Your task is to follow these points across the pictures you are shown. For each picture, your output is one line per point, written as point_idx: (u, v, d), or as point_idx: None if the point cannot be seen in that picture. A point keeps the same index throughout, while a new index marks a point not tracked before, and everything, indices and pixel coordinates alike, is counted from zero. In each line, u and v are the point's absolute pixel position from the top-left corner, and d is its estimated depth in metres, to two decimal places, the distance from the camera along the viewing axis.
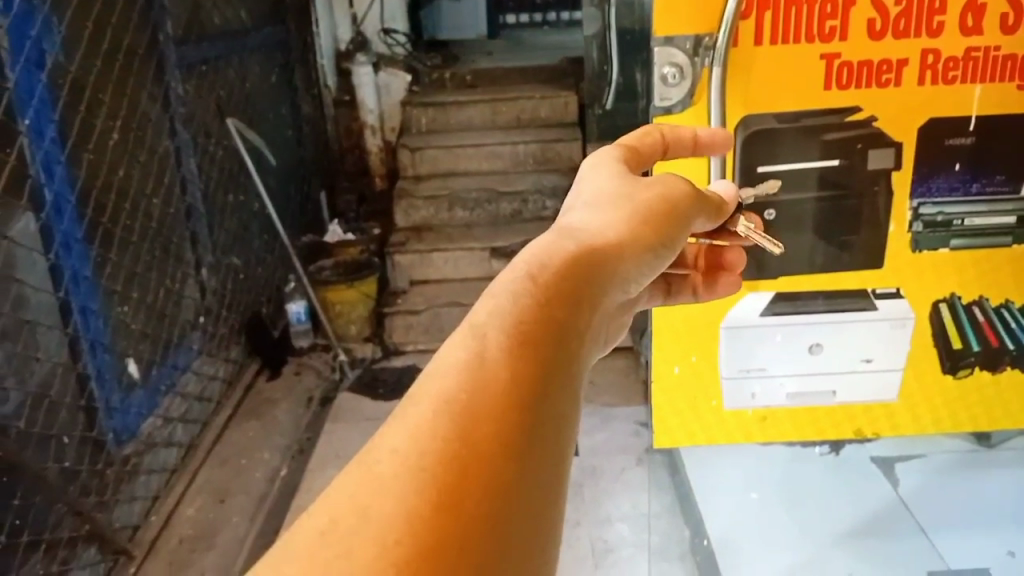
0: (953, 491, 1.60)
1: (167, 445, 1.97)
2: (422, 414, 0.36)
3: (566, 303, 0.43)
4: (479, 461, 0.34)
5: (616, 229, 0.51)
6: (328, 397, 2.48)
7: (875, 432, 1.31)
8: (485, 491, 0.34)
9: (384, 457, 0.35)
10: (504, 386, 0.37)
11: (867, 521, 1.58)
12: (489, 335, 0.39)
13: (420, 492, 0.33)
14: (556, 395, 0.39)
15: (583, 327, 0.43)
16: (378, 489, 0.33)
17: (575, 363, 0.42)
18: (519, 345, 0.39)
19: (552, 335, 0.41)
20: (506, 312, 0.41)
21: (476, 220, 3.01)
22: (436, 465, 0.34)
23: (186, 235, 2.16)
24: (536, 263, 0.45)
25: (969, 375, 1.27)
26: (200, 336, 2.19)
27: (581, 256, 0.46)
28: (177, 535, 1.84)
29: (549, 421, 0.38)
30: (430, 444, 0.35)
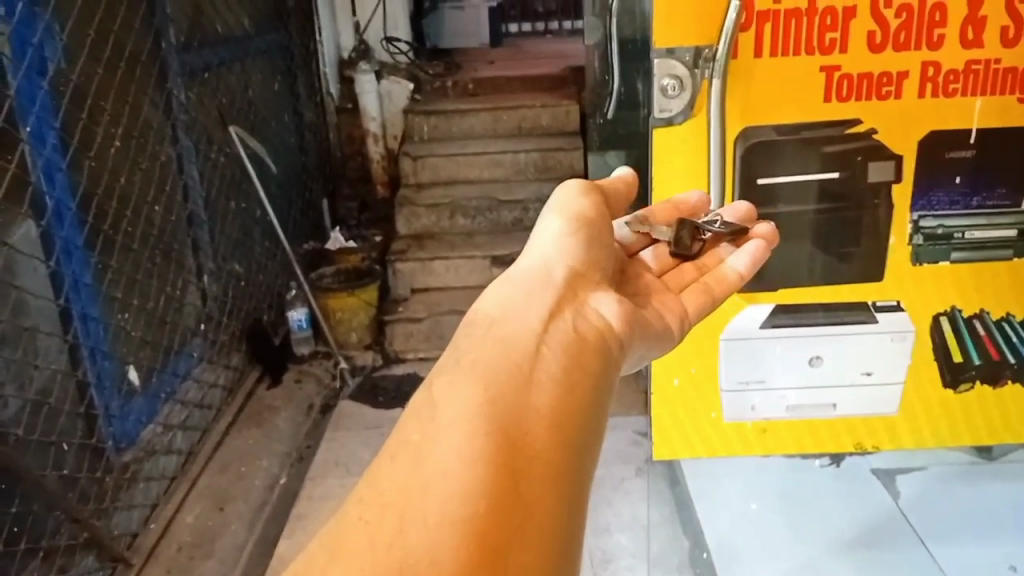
0: (955, 504, 1.60)
1: (166, 452, 1.97)
2: (397, 457, 0.56)
3: (500, 336, 0.67)
4: (438, 466, 0.54)
5: (515, 315, 0.70)
6: (328, 405, 2.48)
7: (875, 445, 1.31)
8: (444, 485, 0.53)
9: (366, 492, 0.54)
10: (438, 445, 0.56)
11: (867, 534, 1.56)
12: (440, 383, 0.62)
13: (387, 520, 0.51)
14: (487, 439, 0.56)
15: (507, 387, 0.61)
16: (358, 526, 0.51)
17: (518, 376, 0.63)
18: (445, 416, 0.58)
19: (488, 370, 0.63)
20: (457, 364, 0.64)
21: (477, 228, 3.01)
22: (407, 481, 0.53)
23: (188, 242, 2.17)
24: (460, 364, 0.64)
25: (969, 389, 1.26)
26: (201, 343, 2.19)
27: (493, 345, 0.66)
28: (177, 542, 1.83)
29: (485, 455, 0.55)
30: (396, 485, 0.53)
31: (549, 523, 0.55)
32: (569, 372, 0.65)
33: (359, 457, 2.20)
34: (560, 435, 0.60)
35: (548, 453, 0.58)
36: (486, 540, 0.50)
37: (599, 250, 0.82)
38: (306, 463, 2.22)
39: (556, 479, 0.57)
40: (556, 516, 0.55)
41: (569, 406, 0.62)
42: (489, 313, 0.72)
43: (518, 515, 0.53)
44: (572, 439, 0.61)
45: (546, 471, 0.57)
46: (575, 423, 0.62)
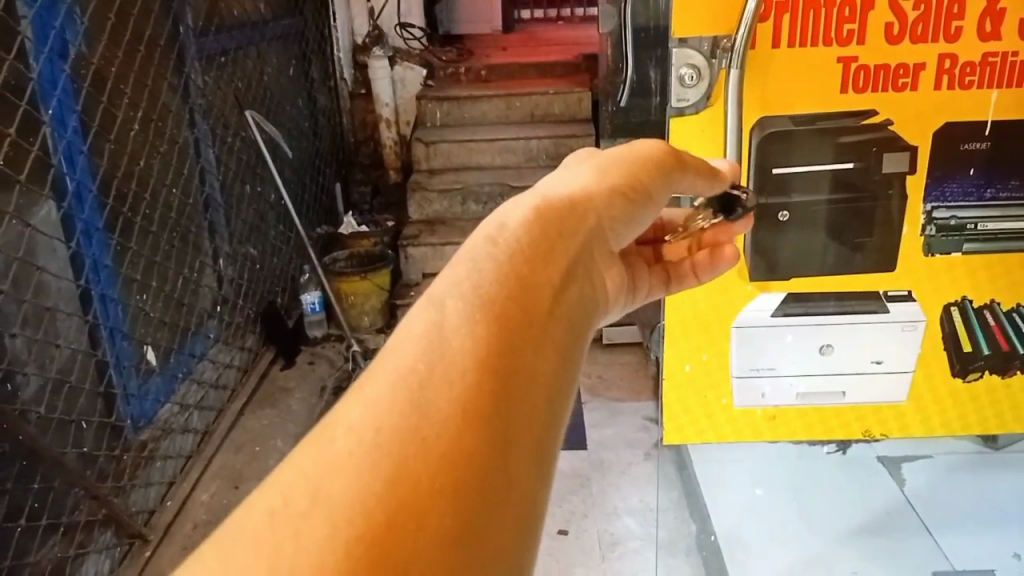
0: (961, 493, 1.63)
1: (183, 431, 2.00)
2: (380, 390, 0.36)
3: (525, 261, 0.45)
4: (434, 415, 0.35)
5: (543, 247, 0.47)
6: (341, 387, 2.44)
7: (883, 432, 1.33)
8: (436, 451, 0.34)
9: (337, 434, 0.34)
10: (455, 364, 0.38)
11: (874, 519, 1.61)
12: (445, 305, 0.41)
13: (375, 465, 0.33)
14: (507, 373, 0.39)
15: (531, 311, 0.43)
16: (334, 465, 0.33)
17: (537, 320, 0.43)
18: (469, 326, 0.40)
19: (506, 303, 0.42)
20: (464, 279, 0.43)
21: (489, 214, 3.02)
22: (396, 417, 0.35)
23: (204, 225, 2.19)
24: (479, 269, 0.43)
25: (978, 378, 1.27)
26: (217, 324, 2.21)
27: (513, 267, 0.44)
28: (193, 519, 1.86)
29: (504, 396, 0.38)
30: (388, 410, 0.35)
31: (533, 522, 0.37)
32: (571, 331, 0.46)
33: None
34: (558, 402, 0.42)
35: (544, 424, 0.40)
36: (491, 523, 0.34)
37: (652, 206, 0.61)
38: None
39: (547, 458, 0.40)
40: (542, 510, 0.38)
41: (569, 364, 0.44)
42: (515, 233, 0.47)
43: (519, 489, 0.36)
44: (564, 408, 0.43)
45: (540, 443, 0.39)
46: (569, 385, 0.44)
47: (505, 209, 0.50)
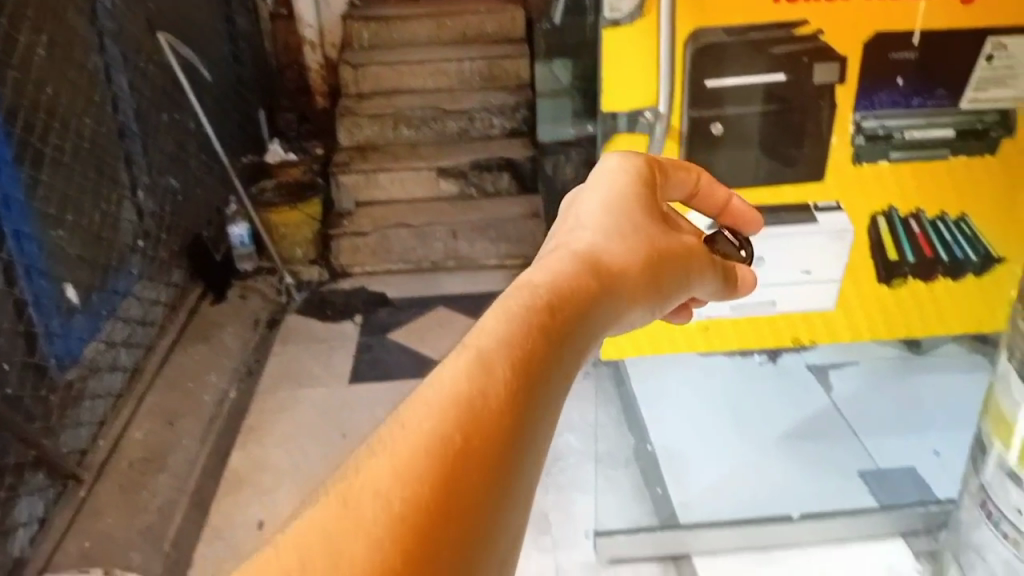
0: (887, 397, 1.74)
1: (111, 369, 1.93)
2: (403, 452, 0.41)
3: (548, 336, 0.48)
4: (447, 499, 0.39)
5: (564, 324, 0.50)
6: (275, 320, 2.48)
7: (812, 339, 1.37)
8: (446, 533, 0.38)
9: (366, 490, 0.39)
10: (469, 436, 0.42)
11: (805, 424, 1.70)
12: (474, 371, 0.45)
13: (386, 529, 0.38)
14: (515, 441, 0.43)
15: (543, 385, 0.46)
16: (350, 525, 0.38)
17: (549, 398, 0.47)
18: (491, 397, 0.44)
19: (527, 381, 0.45)
20: (492, 352, 0.46)
21: (423, 138, 2.97)
22: (409, 485, 0.39)
23: (122, 155, 2.08)
24: (508, 339, 0.47)
25: (903, 284, 1.32)
26: (140, 260, 2.14)
27: (538, 346, 0.47)
28: (127, 457, 1.81)
29: (508, 463, 0.42)
30: (406, 475, 0.40)
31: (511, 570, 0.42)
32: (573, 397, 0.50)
33: (311, 373, 2.23)
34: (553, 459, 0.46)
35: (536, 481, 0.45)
36: None
37: (662, 267, 0.63)
38: (255, 378, 2.21)
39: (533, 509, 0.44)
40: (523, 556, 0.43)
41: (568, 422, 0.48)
42: (538, 303, 0.50)
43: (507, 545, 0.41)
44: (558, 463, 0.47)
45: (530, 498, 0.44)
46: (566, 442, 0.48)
47: (531, 280, 0.53)
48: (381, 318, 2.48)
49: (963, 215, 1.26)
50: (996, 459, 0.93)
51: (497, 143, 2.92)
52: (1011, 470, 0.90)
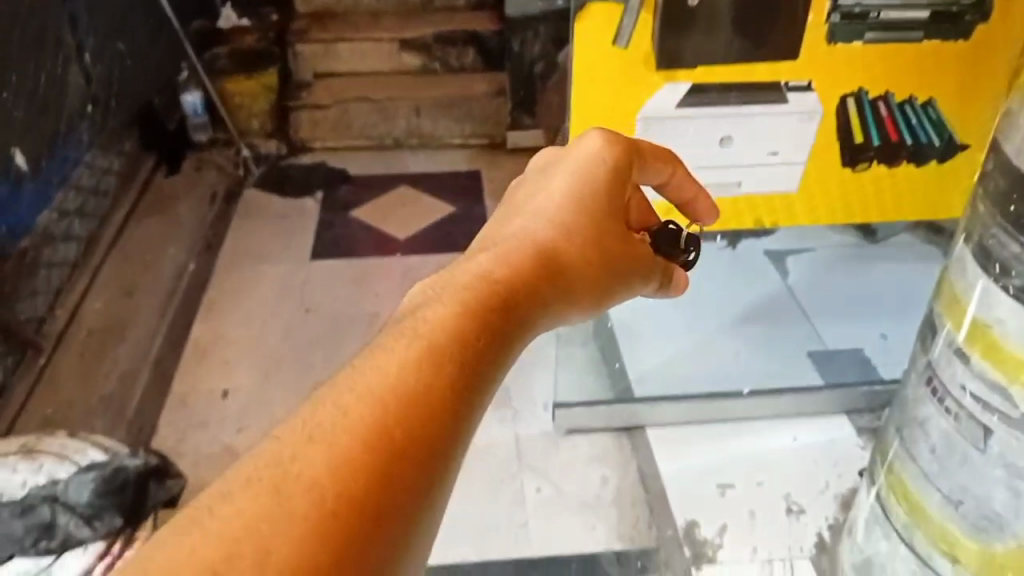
0: (840, 282, 1.79)
1: (65, 239, 1.86)
2: (345, 425, 0.48)
3: (483, 324, 0.57)
4: (380, 465, 0.46)
5: (499, 313, 0.59)
6: (232, 193, 2.42)
7: (773, 221, 1.38)
8: (383, 502, 0.45)
9: (312, 461, 0.46)
10: (406, 410, 0.49)
11: (758, 307, 1.74)
12: (423, 356, 0.53)
13: (326, 485, 0.45)
14: (447, 417, 0.50)
15: (478, 371, 0.54)
16: (295, 481, 0.45)
17: (483, 388, 0.54)
18: (429, 379, 0.52)
19: (462, 366, 0.53)
20: (432, 339, 0.54)
21: (384, 8, 2.85)
22: (348, 453, 0.46)
23: (66, 16, 1.96)
24: (449, 333, 0.55)
25: (866, 169, 1.32)
26: (89, 127, 2.05)
27: (474, 335, 0.56)
28: (86, 328, 1.81)
29: (437, 436, 0.49)
30: (344, 444, 0.47)
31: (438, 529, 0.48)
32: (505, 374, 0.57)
33: (272, 249, 2.20)
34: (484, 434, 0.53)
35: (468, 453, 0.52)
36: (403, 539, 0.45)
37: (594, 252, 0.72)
38: (214, 254, 2.17)
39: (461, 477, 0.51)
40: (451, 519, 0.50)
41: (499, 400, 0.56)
42: (477, 298, 0.59)
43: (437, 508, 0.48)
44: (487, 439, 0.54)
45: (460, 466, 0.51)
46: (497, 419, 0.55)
47: (475, 274, 0.62)
48: (342, 196, 2.44)
49: (930, 100, 1.26)
50: (946, 339, 0.97)
51: (463, 15, 2.79)
52: (959, 347, 0.94)
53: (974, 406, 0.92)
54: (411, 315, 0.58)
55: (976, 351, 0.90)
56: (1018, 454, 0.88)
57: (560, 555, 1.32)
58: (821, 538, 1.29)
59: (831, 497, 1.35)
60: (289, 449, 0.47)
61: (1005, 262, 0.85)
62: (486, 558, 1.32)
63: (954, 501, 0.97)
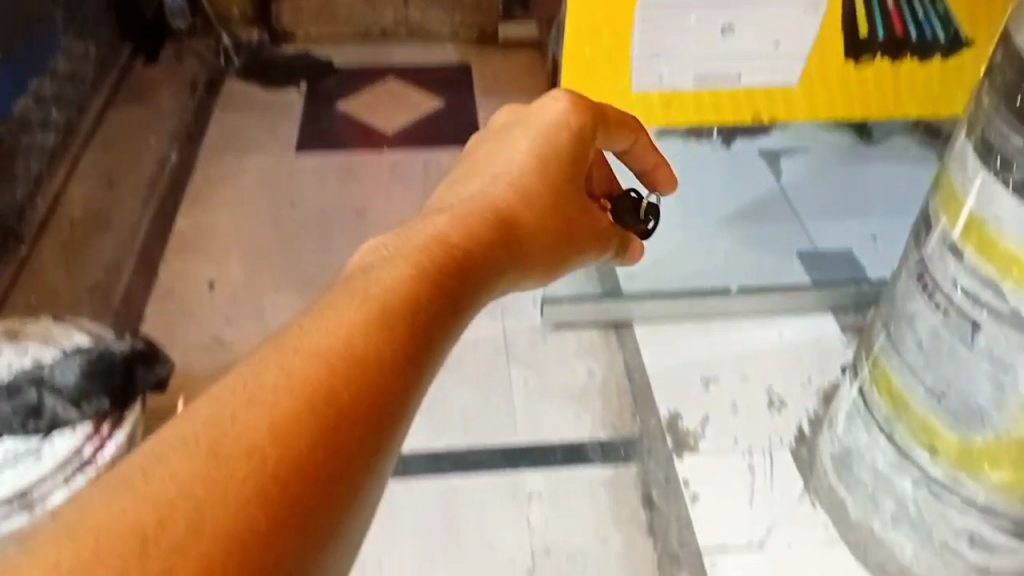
0: (833, 183, 1.77)
1: (43, 127, 1.78)
2: (282, 384, 0.48)
3: (429, 291, 0.57)
4: (317, 427, 0.46)
5: (444, 279, 0.59)
6: (213, 82, 2.35)
7: (771, 116, 1.35)
8: (319, 463, 0.45)
9: (249, 419, 0.46)
10: (345, 372, 0.50)
11: (749, 206, 1.74)
12: (372, 318, 0.53)
13: (260, 445, 0.45)
14: (386, 381, 0.51)
15: (421, 337, 0.54)
16: (230, 439, 0.45)
17: (426, 353, 0.54)
18: (369, 343, 0.52)
19: (405, 330, 0.54)
20: (376, 303, 0.54)
21: None
22: (283, 415, 0.46)
23: None
24: (393, 298, 0.55)
25: (870, 63, 1.29)
26: (64, 11, 1.90)
27: (417, 302, 0.56)
28: (68, 218, 1.78)
29: (375, 400, 0.49)
30: (281, 406, 0.47)
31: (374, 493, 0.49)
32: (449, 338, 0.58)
33: (256, 140, 2.16)
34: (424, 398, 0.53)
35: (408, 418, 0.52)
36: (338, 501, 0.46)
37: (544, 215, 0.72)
38: (197, 144, 2.12)
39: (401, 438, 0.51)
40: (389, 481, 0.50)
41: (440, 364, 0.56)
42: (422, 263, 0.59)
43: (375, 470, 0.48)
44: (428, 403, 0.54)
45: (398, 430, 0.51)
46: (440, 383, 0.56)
47: (421, 238, 0.62)
48: (328, 86, 2.37)
49: None
50: (941, 235, 0.96)
51: None
52: (953, 243, 0.93)
53: (964, 302, 0.92)
54: (362, 273, 0.58)
55: (970, 247, 0.90)
56: (1006, 349, 0.89)
57: (546, 442, 1.35)
58: (801, 430, 1.32)
59: (814, 391, 1.37)
60: (243, 401, 0.47)
61: (1007, 156, 0.84)
62: (473, 445, 1.35)
63: (937, 395, 0.98)
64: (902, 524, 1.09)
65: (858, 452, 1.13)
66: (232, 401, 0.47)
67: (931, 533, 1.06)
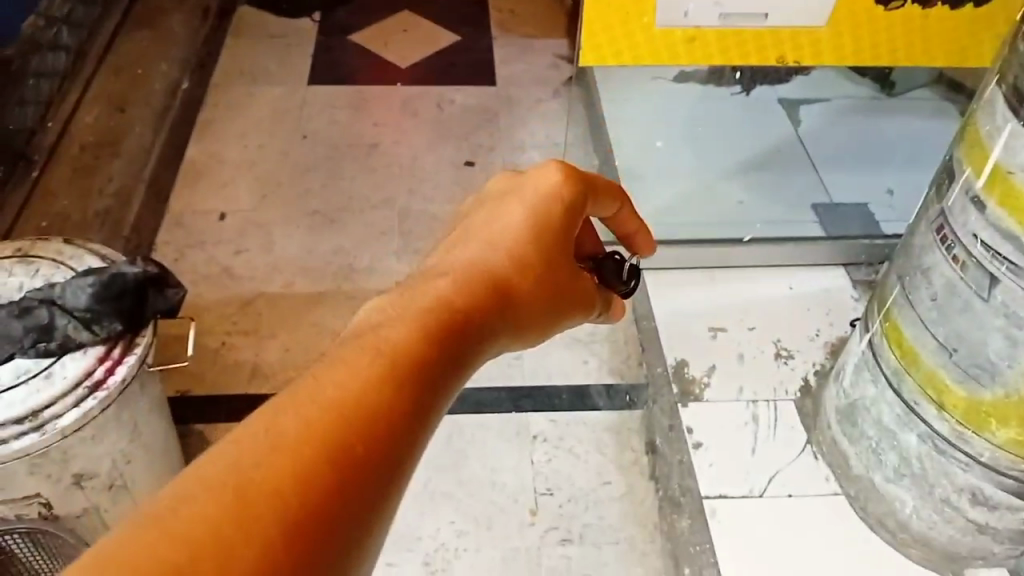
0: (852, 133, 1.75)
1: (54, 49, 1.73)
2: (269, 443, 0.45)
3: (426, 350, 0.54)
4: (303, 488, 0.43)
5: (438, 336, 0.56)
6: (225, 10, 2.30)
7: (796, 58, 1.32)
8: (305, 528, 0.42)
9: (230, 480, 0.43)
10: (337, 430, 0.47)
11: (766, 154, 1.71)
12: (368, 375, 0.51)
13: (239, 505, 0.42)
14: (379, 442, 0.48)
15: (418, 398, 0.51)
16: (210, 497, 0.42)
17: (421, 417, 0.51)
18: (363, 402, 0.49)
19: (400, 389, 0.51)
20: (372, 361, 0.52)
21: None
22: (269, 474, 0.43)
23: None
24: (389, 356, 0.53)
25: (899, 7, 1.25)
26: None
27: (414, 359, 0.53)
28: (78, 142, 1.75)
29: (367, 462, 0.47)
30: (267, 465, 0.44)
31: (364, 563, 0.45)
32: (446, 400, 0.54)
33: (268, 71, 2.12)
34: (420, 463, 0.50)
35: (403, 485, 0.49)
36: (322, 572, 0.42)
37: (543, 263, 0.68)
38: (208, 73, 2.09)
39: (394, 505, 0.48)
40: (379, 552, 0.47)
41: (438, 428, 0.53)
42: (418, 320, 0.56)
43: (366, 539, 0.45)
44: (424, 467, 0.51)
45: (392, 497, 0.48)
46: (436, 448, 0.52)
47: (418, 294, 0.59)
48: (341, 17, 2.33)
49: None
50: (963, 185, 0.94)
51: None
52: (975, 195, 0.91)
53: (983, 255, 0.91)
54: (363, 332, 0.55)
55: (993, 199, 0.88)
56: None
57: (554, 385, 1.36)
58: (808, 380, 1.32)
59: (821, 343, 1.37)
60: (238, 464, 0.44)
61: None
62: (479, 383, 1.36)
63: (949, 350, 0.98)
64: (904, 479, 1.08)
65: (864, 405, 1.13)
66: (219, 462, 0.44)
67: (934, 489, 1.05)
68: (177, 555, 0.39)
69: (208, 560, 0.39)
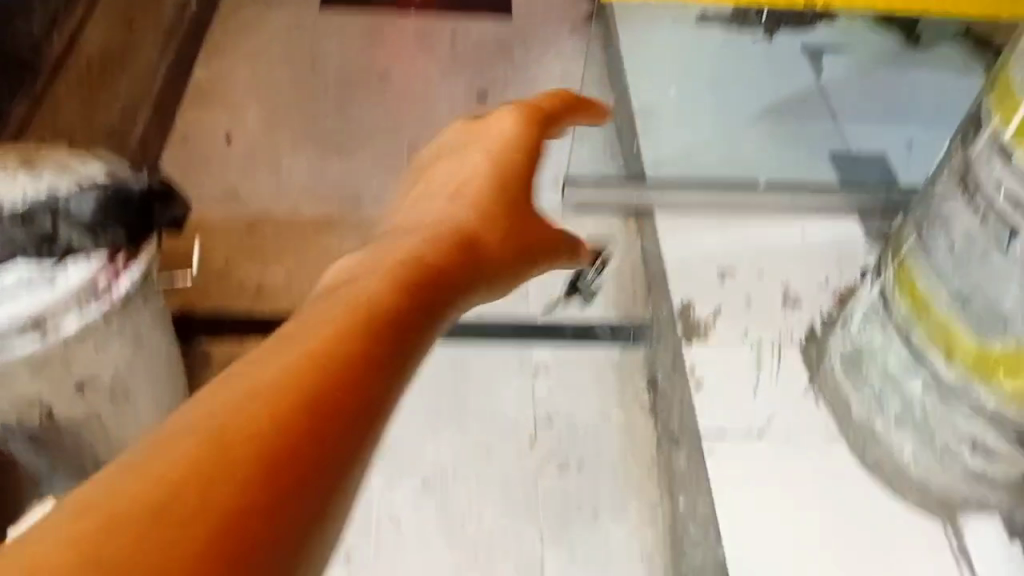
0: (876, 84, 1.71)
1: None
2: (250, 372, 0.39)
3: (410, 266, 0.48)
4: (295, 405, 0.37)
5: (424, 259, 0.49)
6: None
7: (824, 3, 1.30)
8: (300, 446, 0.35)
9: (205, 417, 0.36)
10: (326, 338, 0.40)
11: (785, 101, 1.68)
12: (347, 297, 0.44)
13: (221, 432, 0.35)
14: (374, 347, 0.41)
15: (411, 306, 0.45)
16: (177, 438, 0.35)
17: (418, 328, 0.45)
18: (348, 313, 0.42)
19: (390, 298, 0.44)
20: (349, 286, 0.46)
21: None
22: (252, 396, 0.37)
23: None
24: (369, 278, 0.46)
25: None
26: None
27: (401, 273, 0.47)
28: None
29: (365, 367, 0.40)
30: (246, 391, 0.37)
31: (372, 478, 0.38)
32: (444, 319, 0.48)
33: None
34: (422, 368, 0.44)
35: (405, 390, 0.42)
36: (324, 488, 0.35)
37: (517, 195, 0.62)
38: None
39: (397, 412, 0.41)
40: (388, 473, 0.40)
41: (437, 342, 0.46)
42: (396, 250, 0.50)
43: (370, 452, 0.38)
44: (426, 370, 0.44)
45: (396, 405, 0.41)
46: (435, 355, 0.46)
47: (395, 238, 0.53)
48: None
49: None
50: (989, 133, 0.92)
51: None
52: (1003, 144, 0.89)
53: (1004, 207, 0.89)
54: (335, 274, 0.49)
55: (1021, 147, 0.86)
56: None
57: (557, 319, 1.40)
58: (814, 329, 1.28)
59: (830, 291, 1.32)
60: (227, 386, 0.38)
61: None
62: (484, 313, 1.40)
63: (963, 297, 0.97)
64: (905, 425, 1.08)
65: (869, 351, 1.12)
66: (193, 408, 0.37)
67: (934, 437, 1.05)
68: (153, 492, 0.32)
69: (196, 483, 0.32)
